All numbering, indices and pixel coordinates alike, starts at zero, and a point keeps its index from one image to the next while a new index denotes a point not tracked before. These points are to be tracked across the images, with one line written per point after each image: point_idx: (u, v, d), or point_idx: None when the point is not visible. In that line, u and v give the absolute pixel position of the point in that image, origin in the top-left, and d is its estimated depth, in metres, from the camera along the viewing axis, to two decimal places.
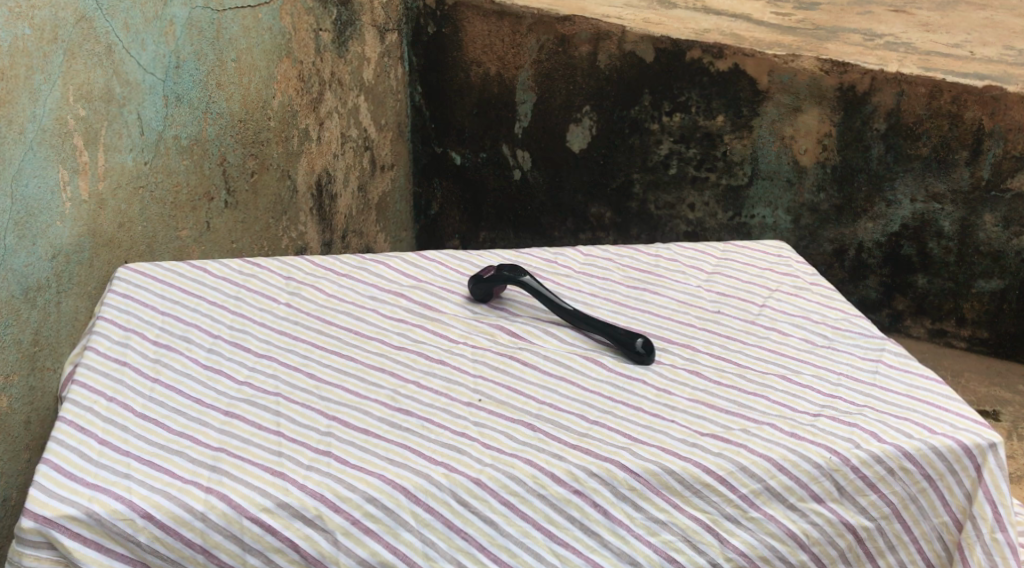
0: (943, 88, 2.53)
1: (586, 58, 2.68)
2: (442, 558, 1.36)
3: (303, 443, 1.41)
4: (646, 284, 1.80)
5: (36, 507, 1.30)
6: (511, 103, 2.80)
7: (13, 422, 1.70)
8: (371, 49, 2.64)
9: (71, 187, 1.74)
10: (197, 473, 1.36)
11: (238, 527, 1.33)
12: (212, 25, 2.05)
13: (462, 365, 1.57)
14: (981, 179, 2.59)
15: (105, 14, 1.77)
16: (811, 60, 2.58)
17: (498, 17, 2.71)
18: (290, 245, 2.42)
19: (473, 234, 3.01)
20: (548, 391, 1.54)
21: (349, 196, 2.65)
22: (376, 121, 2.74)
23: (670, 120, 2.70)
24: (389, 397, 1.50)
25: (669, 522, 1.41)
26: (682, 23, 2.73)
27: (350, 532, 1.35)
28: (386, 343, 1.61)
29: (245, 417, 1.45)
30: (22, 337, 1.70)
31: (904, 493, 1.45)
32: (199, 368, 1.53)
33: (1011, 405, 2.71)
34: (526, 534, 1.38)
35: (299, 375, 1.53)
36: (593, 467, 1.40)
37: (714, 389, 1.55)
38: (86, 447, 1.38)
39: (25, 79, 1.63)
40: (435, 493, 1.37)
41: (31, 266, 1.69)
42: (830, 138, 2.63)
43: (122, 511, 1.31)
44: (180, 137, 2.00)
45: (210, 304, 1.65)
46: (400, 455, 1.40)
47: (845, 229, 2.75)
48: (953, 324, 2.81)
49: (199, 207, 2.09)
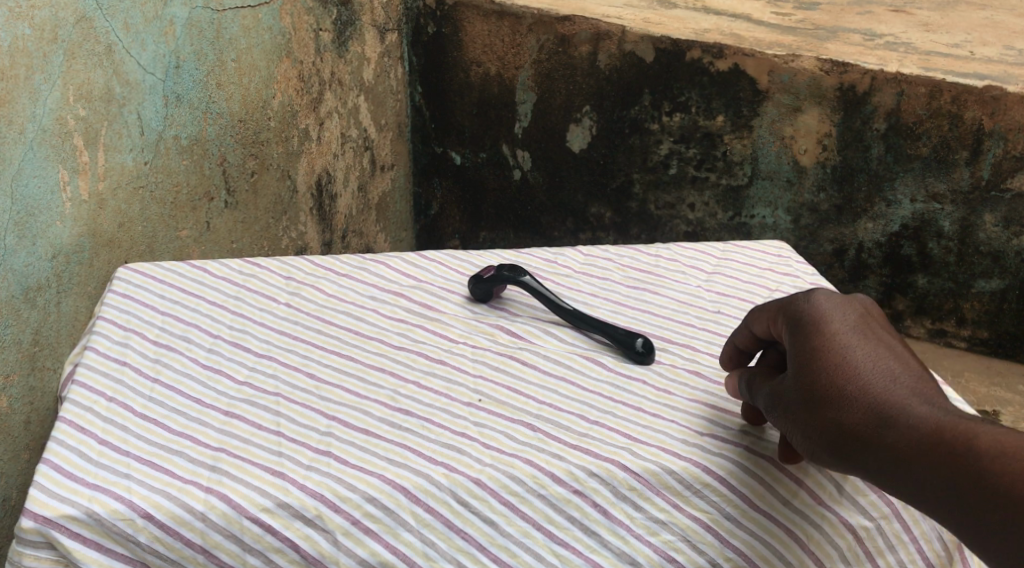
0: (943, 88, 2.52)
1: (586, 57, 2.67)
2: (442, 558, 1.37)
3: (303, 442, 1.42)
4: (646, 285, 1.80)
5: (36, 507, 1.31)
6: (511, 104, 2.79)
7: (13, 423, 1.70)
8: (371, 49, 2.64)
9: (71, 187, 1.74)
10: (197, 473, 1.37)
11: (238, 527, 1.34)
12: (212, 25, 2.05)
13: (462, 365, 1.57)
14: (981, 178, 2.59)
15: (105, 14, 1.78)
16: (811, 60, 2.56)
17: (498, 17, 2.70)
18: (290, 245, 2.43)
19: (473, 234, 3.02)
20: (548, 390, 1.54)
21: (349, 196, 2.66)
22: (376, 121, 2.74)
23: (670, 121, 2.69)
24: (389, 397, 1.50)
25: (669, 522, 1.41)
26: (682, 23, 2.71)
27: (350, 532, 1.35)
28: (386, 343, 1.61)
29: (245, 417, 1.46)
30: (22, 337, 1.69)
31: None
32: (199, 368, 1.53)
33: (1012, 405, 2.72)
34: (526, 534, 1.39)
35: (298, 374, 1.54)
36: (593, 467, 1.41)
37: (714, 390, 1.56)
38: (86, 447, 1.39)
39: (25, 79, 1.63)
40: (435, 493, 1.38)
41: (32, 266, 1.69)
42: (830, 138, 2.63)
43: (122, 511, 1.32)
44: (180, 137, 2.00)
45: (209, 304, 1.65)
46: (400, 456, 1.41)
47: (845, 228, 2.75)
48: (953, 324, 2.82)
49: (199, 207, 2.09)
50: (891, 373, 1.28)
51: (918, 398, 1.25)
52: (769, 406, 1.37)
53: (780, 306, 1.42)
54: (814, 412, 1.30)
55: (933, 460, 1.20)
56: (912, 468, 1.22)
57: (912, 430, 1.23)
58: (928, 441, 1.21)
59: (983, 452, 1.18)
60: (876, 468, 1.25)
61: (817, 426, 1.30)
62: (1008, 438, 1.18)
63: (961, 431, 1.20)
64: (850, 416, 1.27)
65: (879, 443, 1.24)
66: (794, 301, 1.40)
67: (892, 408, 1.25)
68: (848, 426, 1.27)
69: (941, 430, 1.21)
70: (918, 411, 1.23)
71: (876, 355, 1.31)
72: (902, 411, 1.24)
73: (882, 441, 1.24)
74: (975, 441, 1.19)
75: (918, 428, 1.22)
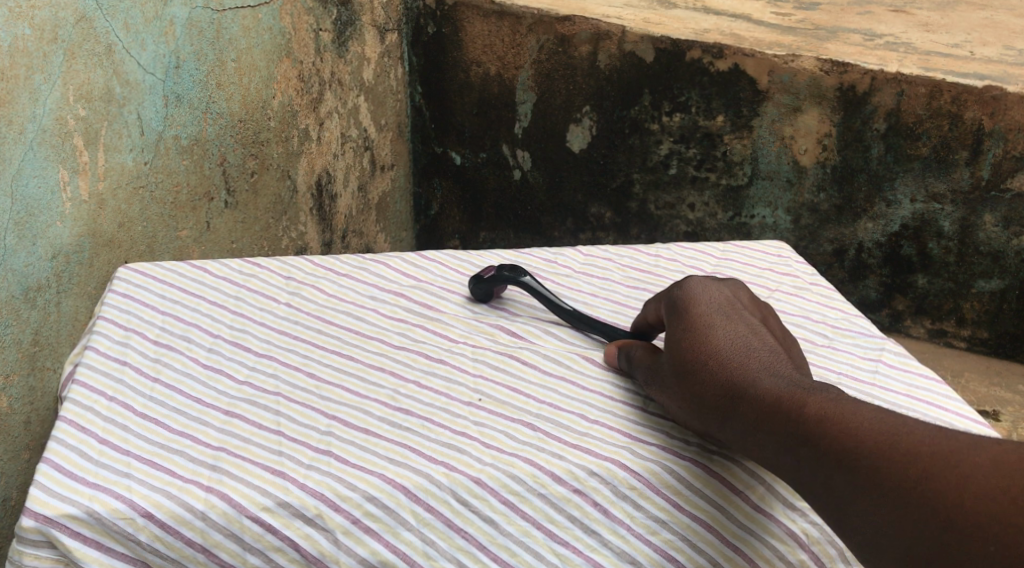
0: (943, 88, 2.52)
1: (586, 57, 2.67)
2: (442, 557, 1.37)
3: (303, 442, 1.43)
4: (646, 285, 1.80)
5: (36, 506, 1.32)
6: (511, 104, 2.79)
7: (13, 423, 1.69)
8: (371, 49, 2.64)
9: (71, 187, 1.74)
10: (197, 473, 1.38)
11: (238, 526, 1.34)
12: (212, 25, 2.05)
13: (462, 364, 1.58)
14: (981, 178, 2.59)
15: (105, 14, 1.78)
16: (811, 60, 2.56)
17: (498, 17, 2.69)
18: (290, 245, 2.43)
19: (473, 234, 3.02)
20: (548, 390, 1.55)
21: (349, 196, 2.66)
22: (376, 121, 2.74)
23: (670, 121, 2.69)
24: (389, 397, 1.51)
25: (668, 521, 1.42)
26: (682, 23, 2.71)
27: (350, 531, 1.36)
28: (386, 343, 1.61)
29: (245, 416, 1.47)
30: (22, 337, 1.69)
31: None
32: (199, 368, 1.53)
33: (1012, 405, 2.72)
34: (526, 534, 1.39)
35: (298, 374, 1.54)
36: (593, 467, 1.43)
37: None
38: (86, 447, 1.40)
39: (25, 79, 1.63)
40: (435, 493, 1.39)
41: (32, 266, 1.69)
42: (830, 138, 2.63)
43: (122, 511, 1.33)
44: (180, 137, 2.00)
45: (209, 304, 1.65)
46: (400, 455, 1.42)
47: (845, 228, 2.76)
48: (953, 324, 2.82)
49: (199, 207, 2.09)
50: (746, 349, 1.41)
51: (765, 369, 1.38)
52: (648, 380, 1.52)
53: (668, 291, 1.58)
54: (684, 386, 1.43)
55: (768, 425, 1.32)
56: (754, 431, 1.33)
57: (752, 398, 1.34)
58: (764, 408, 1.33)
59: (809, 416, 1.28)
60: (731, 435, 1.37)
61: (687, 399, 1.43)
62: (832, 397, 1.30)
63: (796, 397, 1.31)
64: (709, 388, 1.40)
65: (730, 410, 1.37)
66: (678, 288, 1.56)
67: (740, 379, 1.37)
68: (707, 398, 1.40)
69: (778, 396, 1.32)
70: (760, 381, 1.35)
71: (736, 332, 1.44)
72: (747, 380, 1.36)
73: (731, 408, 1.37)
74: (804, 406, 1.29)
75: (758, 394, 1.34)
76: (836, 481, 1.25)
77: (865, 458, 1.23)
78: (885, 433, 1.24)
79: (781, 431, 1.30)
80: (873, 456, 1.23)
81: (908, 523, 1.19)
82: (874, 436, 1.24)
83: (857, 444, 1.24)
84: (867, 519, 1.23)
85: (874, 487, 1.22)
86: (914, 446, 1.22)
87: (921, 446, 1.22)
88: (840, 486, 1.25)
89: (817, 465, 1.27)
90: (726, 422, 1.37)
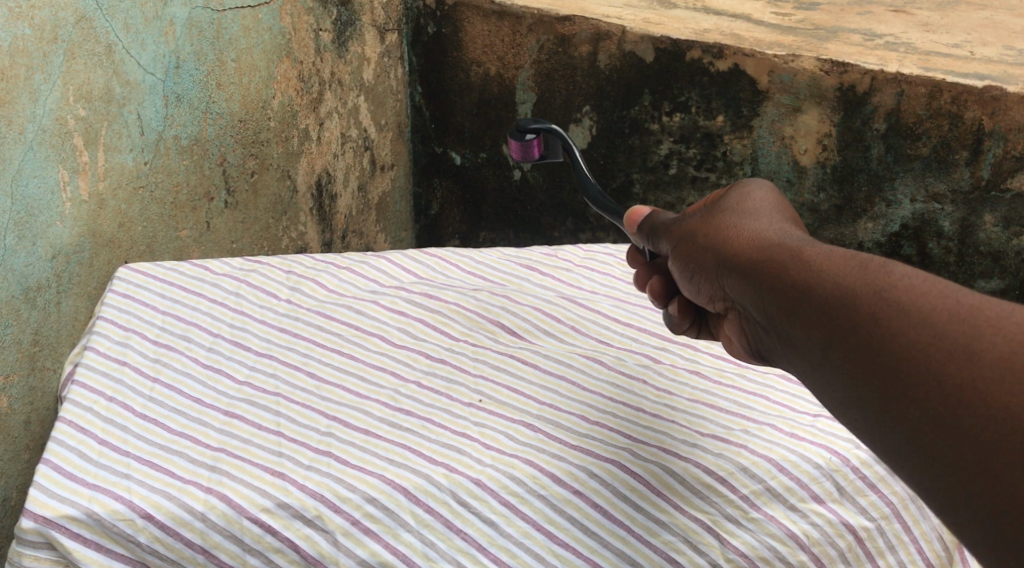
0: (943, 88, 2.50)
1: (586, 57, 2.67)
2: (442, 558, 1.37)
3: (303, 443, 1.45)
4: None
5: (36, 507, 1.34)
6: (511, 104, 2.79)
7: (13, 423, 1.69)
8: (371, 49, 2.64)
9: (71, 187, 1.74)
10: (197, 473, 1.40)
11: (238, 527, 1.35)
12: (212, 25, 2.05)
13: (463, 364, 1.59)
14: (981, 179, 2.57)
15: (105, 14, 1.78)
16: (811, 60, 2.55)
17: (498, 17, 2.69)
18: (291, 245, 2.42)
19: (473, 234, 3.02)
20: (548, 390, 1.56)
21: (349, 196, 2.66)
22: (376, 121, 2.74)
23: (670, 120, 2.70)
24: (389, 397, 1.52)
25: (669, 522, 1.42)
26: (681, 23, 2.70)
27: (350, 532, 1.37)
28: (387, 340, 1.62)
29: (245, 417, 1.48)
30: (22, 338, 1.69)
31: (904, 492, 1.47)
32: (200, 368, 1.54)
33: None
34: (526, 534, 1.39)
35: (298, 374, 1.55)
36: (593, 467, 1.43)
37: (713, 389, 1.58)
38: (86, 447, 1.41)
39: (25, 79, 1.63)
40: (435, 493, 1.40)
41: (32, 266, 1.69)
42: (830, 138, 2.62)
43: (122, 512, 1.35)
44: (180, 137, 2.00)
45: (209, 301, 1.65)
46: (400, 456, 1.43)
47: (845, 228, 2.74)
48: None
49: (199, 207, 2.08)
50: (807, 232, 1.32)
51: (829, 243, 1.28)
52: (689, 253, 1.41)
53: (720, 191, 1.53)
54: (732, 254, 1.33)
55: (817, 285, 1.20)
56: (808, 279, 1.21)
57: (806, 259, 1.23)
58: (819, 269, 1.21)
59: (868, 281, 1.16)
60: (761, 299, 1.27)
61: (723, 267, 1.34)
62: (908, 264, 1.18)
63: (862, 263, 1.19)
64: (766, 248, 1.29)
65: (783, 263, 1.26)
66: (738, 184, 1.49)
67: (798, 246, 1.26)
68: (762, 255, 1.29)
69: (841, 259, 1.20)
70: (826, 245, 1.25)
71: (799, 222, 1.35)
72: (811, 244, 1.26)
73: (775, 268, 1.26)
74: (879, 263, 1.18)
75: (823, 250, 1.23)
76: (896, 338, 1.12)
77: (925, 327, 1.11)
78: (955, 306, 1.11)
79: (833, 292, 1.18)
80: (950, 316, 1.10)
81: (954, 402, 1.07)
82: (936, 318, 1.11)
83: (918, 321, 1.11)
84: (920, 386, 1.10)
85: (938, 350, 1.09)
86: (984, 326, 1.08)
87: (986, 339, 1.07)
88: (884, 363, 1.12)
89: (858, 339, 1.15)
90: (764, 288, 1.27)
